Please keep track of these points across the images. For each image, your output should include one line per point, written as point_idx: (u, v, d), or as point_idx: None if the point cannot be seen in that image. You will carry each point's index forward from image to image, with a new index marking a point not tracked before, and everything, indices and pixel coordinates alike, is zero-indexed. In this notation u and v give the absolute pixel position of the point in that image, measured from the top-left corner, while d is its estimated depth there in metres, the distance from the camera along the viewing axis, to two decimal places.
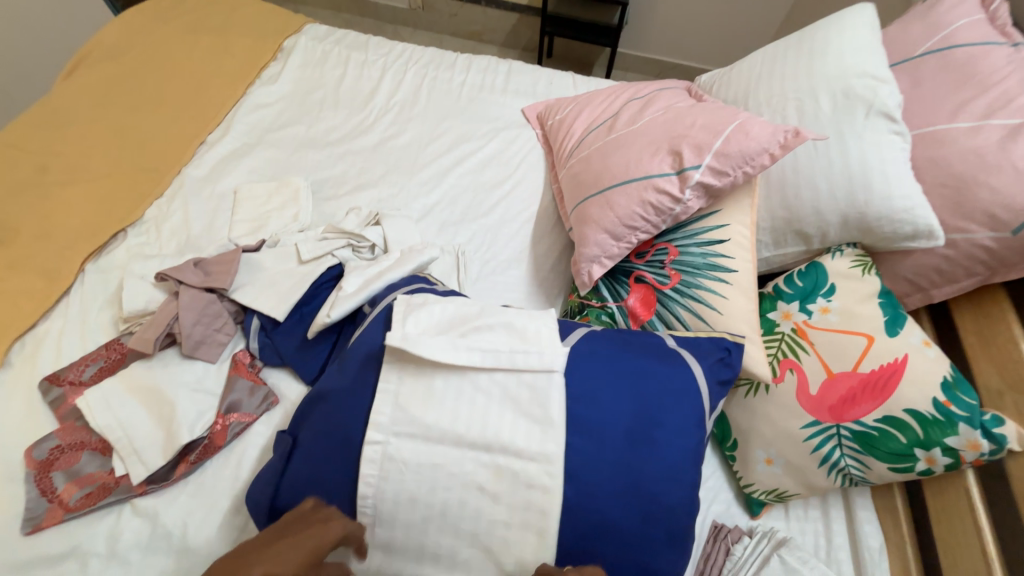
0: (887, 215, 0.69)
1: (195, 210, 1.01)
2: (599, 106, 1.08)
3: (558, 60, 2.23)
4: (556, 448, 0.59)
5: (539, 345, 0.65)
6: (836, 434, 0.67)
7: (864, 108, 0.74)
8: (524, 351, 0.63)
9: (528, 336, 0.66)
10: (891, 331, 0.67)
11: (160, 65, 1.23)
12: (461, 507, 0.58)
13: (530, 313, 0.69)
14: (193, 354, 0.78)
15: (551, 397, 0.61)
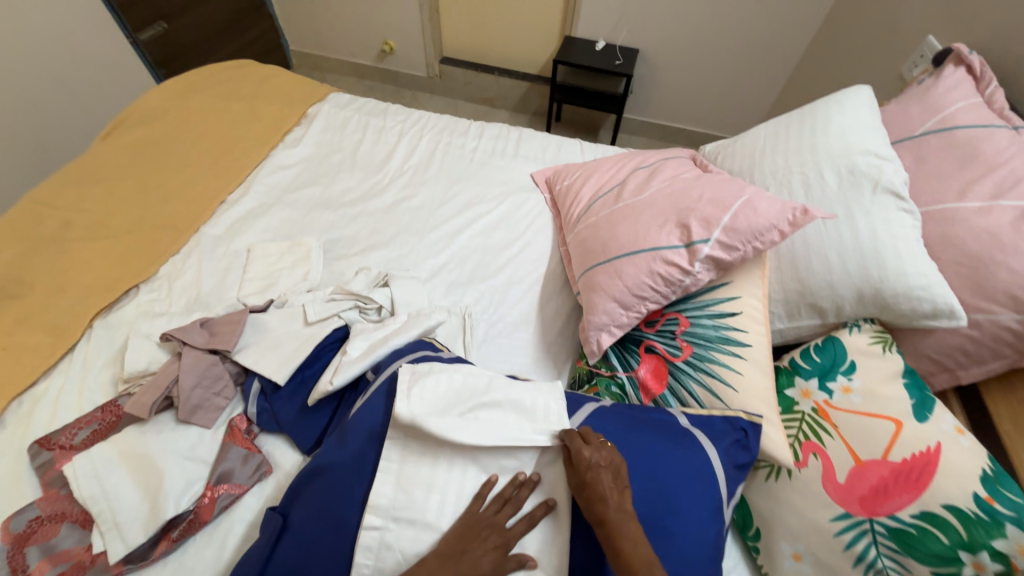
0: (904, 293, 0.68)
1: (208, 268, 1.02)
2: (605, 173, 1.12)
3: (566, 124, 2.34)
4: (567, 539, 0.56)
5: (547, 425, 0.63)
6: (870, 529, 0.60)
7: (871, 185, 0.75)
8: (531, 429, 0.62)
9: (533, 414, 0.64)
10: (920, 417, 0.63)
11: (191, 129, 1.31)
12: None
13: (537, 385, 0.68)
14: (189, 419, 0.75)
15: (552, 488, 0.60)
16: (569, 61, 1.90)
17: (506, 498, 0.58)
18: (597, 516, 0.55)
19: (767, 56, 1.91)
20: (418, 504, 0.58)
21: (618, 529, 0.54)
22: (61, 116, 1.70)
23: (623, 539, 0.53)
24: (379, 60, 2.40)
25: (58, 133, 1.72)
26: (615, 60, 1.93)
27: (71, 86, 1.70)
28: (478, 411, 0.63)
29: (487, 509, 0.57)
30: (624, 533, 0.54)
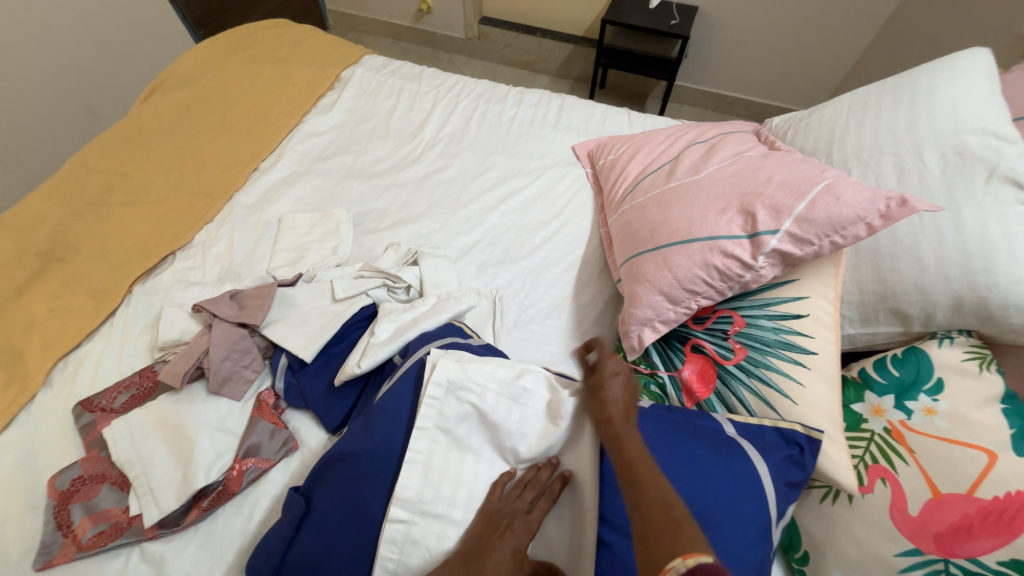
0: (1016, 304, 0.57)
1: (240, 237, 1.01)
2: (656, 148, 1.01)
3: (611, 91, 2.19)
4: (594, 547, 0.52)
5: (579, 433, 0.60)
6: (944, 570, 0.53)
7: (985, 172, 0.63)
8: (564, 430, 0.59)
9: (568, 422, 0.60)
10: (1021, 450, 0.53)
11: (226, 93, 1.28)
12: None
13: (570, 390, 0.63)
14: (219, 390, 0.76)
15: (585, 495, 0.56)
16: (620, 21, 1.74)
17: (525, 487, 0.56)
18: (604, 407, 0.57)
19: (848, 15, 1.68)
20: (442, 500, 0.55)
21: (620, 429, 0.54)
22: (108, 77, 1.72)
23: (621, 435, 0.53)
24: (416, 21, 2.29)
25: (105, 96, 1.74)
26: (671, 19, 1.75)
27: (116, 48, 1.71)
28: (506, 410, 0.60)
29: (506, 500, 0.55)
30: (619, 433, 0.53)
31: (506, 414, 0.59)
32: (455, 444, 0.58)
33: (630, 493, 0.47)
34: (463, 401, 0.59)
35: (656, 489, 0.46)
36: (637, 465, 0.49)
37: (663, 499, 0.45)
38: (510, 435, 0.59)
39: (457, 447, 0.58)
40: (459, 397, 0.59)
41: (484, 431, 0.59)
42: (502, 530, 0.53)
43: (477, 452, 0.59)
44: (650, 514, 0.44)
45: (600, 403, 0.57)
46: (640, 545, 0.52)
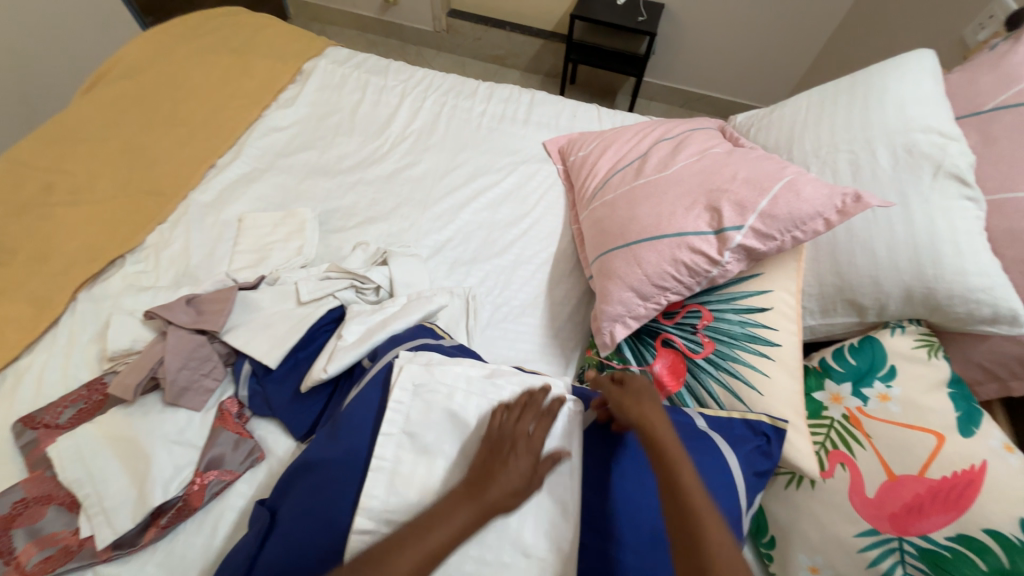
0: (960, 294, 0.60)
1: (196, 239, 0.96)
2: (624, 144, 1.02)
3: (581, 87, 2.19)
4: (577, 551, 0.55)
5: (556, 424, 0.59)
6: (898, 548, 0.56)
7: (931, 168, 0.66)
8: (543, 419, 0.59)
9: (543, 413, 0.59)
10: (965, 431, 0.57)
11: (178, 85, 1.21)
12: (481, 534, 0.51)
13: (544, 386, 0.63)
14: (176, 402, 0.71)
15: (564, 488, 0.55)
16: (588, 17, 1.74)
17: (523, 412, 0.57)
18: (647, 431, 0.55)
19: (805, 15, 1.73)
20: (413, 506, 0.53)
21: (679, 464, 0.51)
22: (45, 67, 1.60)
23: (677, 469, 0.51)
24: (382, 12, 2.23)
25: (43, 87, 1.62)
26: (638, 16, 1.76)
27: (54, 35, 1.59)
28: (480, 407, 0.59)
29: (506, 425, 0.56)
30: (676, 464, 0.51)
31: (477, 411, 0.59)
32: (424, 447, 0.56)
33: (691, 537, 0.46)
34: (431, 403, 0.58)
35: (726, 536, 0.46)
36: (694, 497, 0.48)
37: (733, 552, 0.45)
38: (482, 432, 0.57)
39: (427, 450, 0.56)
40: (427, 399, 0.59)
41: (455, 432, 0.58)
42: (505, 455, 0.53)
43: (448, 453, 0.56)
44: (720, 563, 0.44)
45: (652, 433, 0.55)
46: (619, 544, 0.54)
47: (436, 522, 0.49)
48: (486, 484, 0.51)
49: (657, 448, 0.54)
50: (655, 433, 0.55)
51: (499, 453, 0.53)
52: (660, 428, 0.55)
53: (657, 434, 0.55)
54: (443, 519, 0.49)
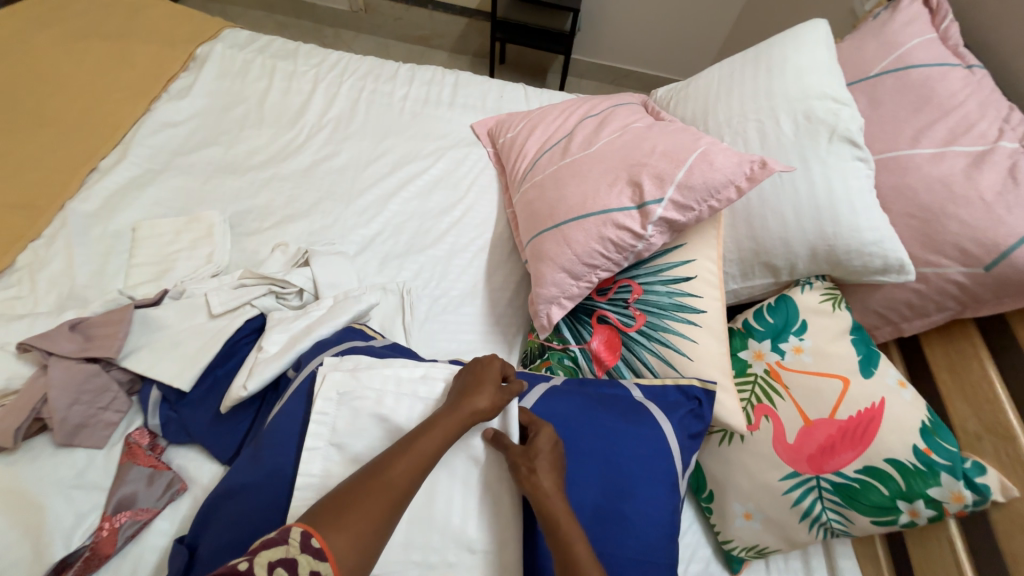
0: (856, 249, 0.66)
1: (81, 253, 0.84)
2: (551, 123, 1.01)
3: (511, 67, 2.15)
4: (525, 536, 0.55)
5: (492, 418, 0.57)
6: (816, 486, 0.63)
7: (827, 133, 0.70)
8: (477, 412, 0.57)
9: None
10: (866, 373, 0.63)
11: (40, 77, 1.04)
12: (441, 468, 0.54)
13: None
14: (69, 442, 0.63)
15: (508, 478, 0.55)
16: None
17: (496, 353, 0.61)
18: (550, 511, 0.50)
19: None
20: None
21: (576, 540, 0.48)
22: None
23: (577, 554, 0.47)
24: None
25: None
26: None
27: None
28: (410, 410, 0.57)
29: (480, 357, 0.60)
30: (569, 543, 0.48)
31: (409, 412, 0.57)
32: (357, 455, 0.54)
33: None
34: (359, 410, 0.56)
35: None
36: None
37: None
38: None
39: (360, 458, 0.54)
40: (354, 405, 0.56)
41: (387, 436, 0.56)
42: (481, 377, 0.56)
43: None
44: None
45: (551, 513, 0.50)
46: None
47: (419, 434, 0.50)
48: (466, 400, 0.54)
49: (552, 523, 0.50)
50: (550, 508, 0.50)
51: (474, 376, 0.57)
52: (557, 501, 0.51)
53: (553, 509, 0.50)
54: (429, 431, 0.50)
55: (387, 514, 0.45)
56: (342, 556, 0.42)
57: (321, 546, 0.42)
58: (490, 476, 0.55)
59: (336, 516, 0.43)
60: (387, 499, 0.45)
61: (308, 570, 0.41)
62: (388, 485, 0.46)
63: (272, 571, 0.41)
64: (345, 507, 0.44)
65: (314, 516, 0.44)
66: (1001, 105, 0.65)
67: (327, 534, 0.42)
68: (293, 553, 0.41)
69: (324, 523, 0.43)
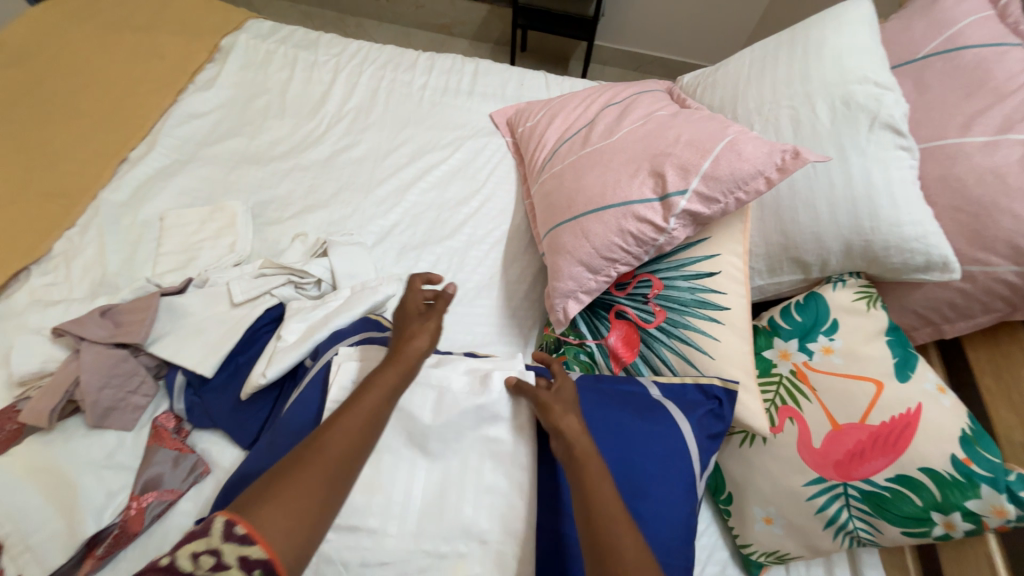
0: (896, 245, 0.61)
1: (112, 241, 0.87)
2: (572, 112, 0.98)
3: (533, 54, 2.11)
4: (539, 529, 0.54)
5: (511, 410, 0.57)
6: (843, 493, 0.60)
7: (868, 120, 0.66)
8: (488, 401, 0.57)
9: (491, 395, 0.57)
10: (901, 377, 0.60)
11: (75, 69, 1.08)
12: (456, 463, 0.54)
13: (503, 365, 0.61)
14: (101, 424, 0.66)
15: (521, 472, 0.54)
16: None
17: (413, 300, 0.63)
18: (575, 447, 0.51)
19: None
20: (358, 508, 0.51)
21: (601, 476, 0.49)
22: None
23: (602, 486, 0.48)
24: None
25: None
26: None
27: None
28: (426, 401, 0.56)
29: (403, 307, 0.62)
30: (598, 476, 0.48)
31: (421, 401, 0.56)
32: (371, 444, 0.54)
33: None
34: None
35: (639, 537, 0.45)
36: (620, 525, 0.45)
37: None
38: (430, 421, 0.55)
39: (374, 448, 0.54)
40: None
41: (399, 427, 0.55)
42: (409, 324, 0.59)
43: (397, 449, 0.54)
44: None
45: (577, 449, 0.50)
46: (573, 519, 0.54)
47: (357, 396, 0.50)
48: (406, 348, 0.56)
49: (579, 457, 0.50)
50: (578, 446, 0.51)
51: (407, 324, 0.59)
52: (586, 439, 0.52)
53: (581, 446, 0.51)
54: (367, 390, 0.51)
55: (333, 472, 0.44)
56: (287, 526, 0.40)
57: (245, 532, 0.39)
58: (503, 468, 0.54)
59: (264, 494, 0.41)
60: (332, 458, 0.45)
61: (237, 557, 0.38)
62: (332, 445, 0.45)
63: (195, 563, 0.38)
64: (284, 481, 0.42)
65: (239, 506, 0.41)
66: None
67: (257, 519, 0.40)
68: (215, 542, 0.38)
69: (258, 502, 0.41)
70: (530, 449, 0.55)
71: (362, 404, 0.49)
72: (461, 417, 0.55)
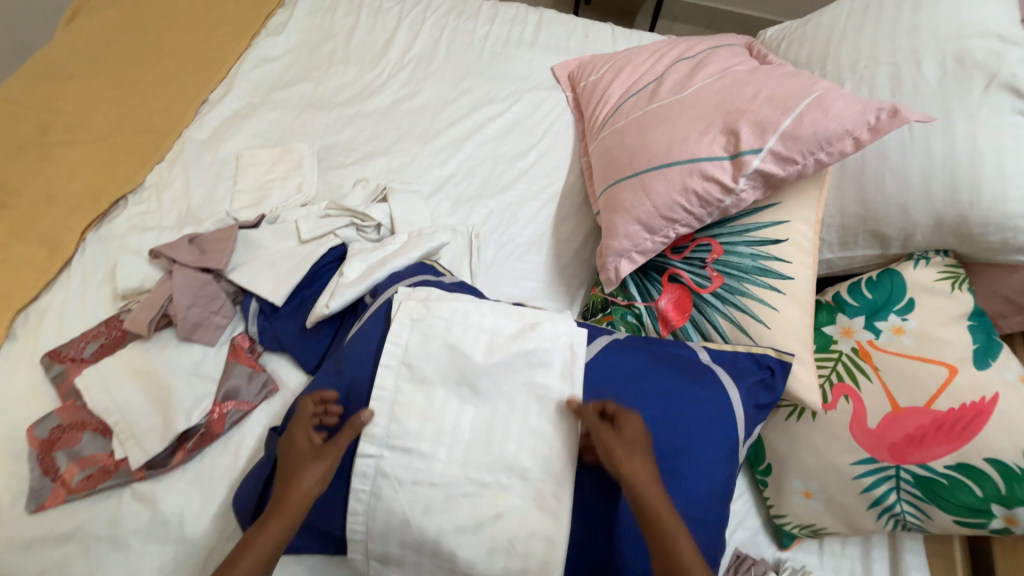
0: (997, 222, 0.56)
1: (195, 177, 0.95)
2: (639, 66, 0.93)
3: (598, 6, 1.99)
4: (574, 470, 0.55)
5: (557, 357, 0.58)
6: (894, 475, 0.58)
7: (984, 80, 0.58)
8: (537, 348, 0.58)
9: (540, 344, 0.59)
10: (980, 364, 0.56)
11: (161, 12, 1.14)
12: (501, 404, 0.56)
13: (553, 315, 0.62)
14: (189, 337, 0.74)
15: (562, 418, 0.56)
16: None
17: (302, 430, 0.57)
18: (643, 502, 0.49)
19: None
20: (412, 434, 0.55)
21: (676, 533, 0.47)
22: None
23: (676, 540, 0.47)
24: None
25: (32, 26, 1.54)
26: None
27: None
28: (478, 343, 0.59)
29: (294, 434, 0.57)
30: (673, 529, 0.47)
31: (474, 342, 0.59)
32: (424, 376, 0.57)
33: None
34: (429, 336, 0.59)
35: None
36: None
37: None
38: (482, 360, 0.58)
39: (428, 380, 0.57)
40: (425, 331, 0.59)
41: (450, 362, 0.58)
42: (302, 459, 0.55)
43: (449, 385, 0.57)
44: None
45: (647, 501, 0.49)
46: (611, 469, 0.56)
47: (235, 553, 0.49)
48: (297, 489, 0.53)
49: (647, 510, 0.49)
50: (646, 497, 0.49)
51: (298, 459, 0.55)
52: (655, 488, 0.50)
53: (650, 500, 0.49)
54: (250, 543, 0.50)
55: None
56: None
57: None
58: (549, 412, 0.56)
59: None
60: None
61: None
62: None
63: None
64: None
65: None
66: None
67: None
68: None
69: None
70: (575, 397, 0.56)
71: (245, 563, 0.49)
72: (510, 361, 0.58)
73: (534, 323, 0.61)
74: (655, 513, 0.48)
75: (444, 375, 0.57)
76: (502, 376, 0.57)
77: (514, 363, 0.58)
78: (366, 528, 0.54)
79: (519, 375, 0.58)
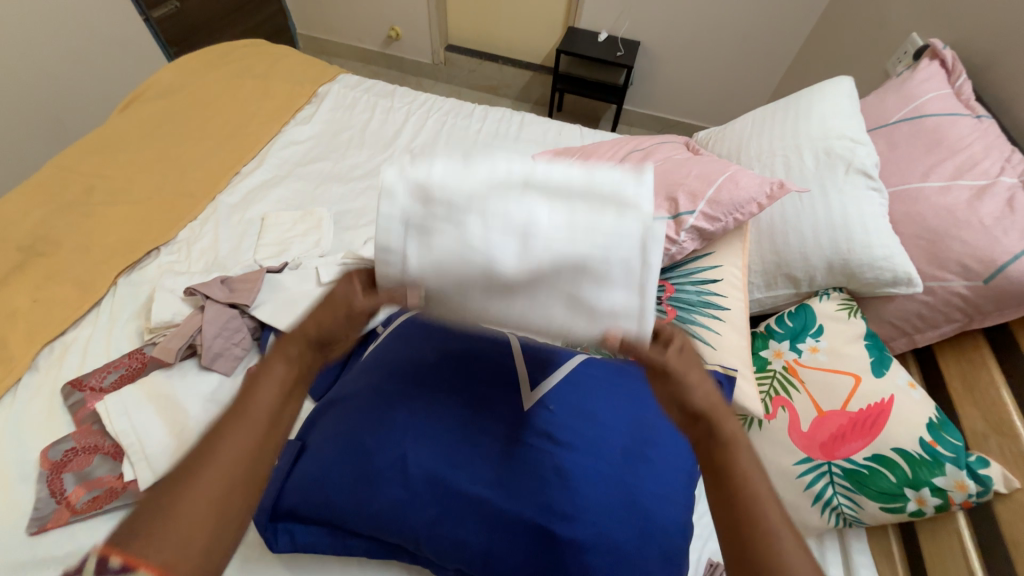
0: (869, 262, 0.75)
1: (224, 233, 1.09)
2: (602, 155, 1.18)
3: (567, 113, 2.41)
4: (558, 449, 0.62)
5: (609, 243, 0.46)
6: (827, 471, 0.69)
7: (844, 166, 0.81)
8: (594, 240, 0.45)
9: (608, 218, 0.46)
10: (876, 372, 0.70)
11: (206, 103, 1.36)
12: (495, 402, 0.66)
13: (611, 181, 0.48)
14: (211, 364, 0.82)
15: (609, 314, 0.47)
16: (572, 51, 1.95)
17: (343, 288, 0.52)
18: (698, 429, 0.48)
19: (762, 53, 1.97)
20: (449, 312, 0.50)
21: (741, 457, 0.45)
22: (82, 90, 1.75)
23: (734, 451, 0.45)
24: (385, 46, 2.44)
25: (72, 111, 1.75)
26: (617, 51, 1.99)
27: (88, 59, 1.73)
28: (508, 227, 0.46)
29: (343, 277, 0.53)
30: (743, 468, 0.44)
31: (506, 219, 0.46)
32: (474, 240, 0.46)
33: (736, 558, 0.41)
34: (440, 215, 0.47)
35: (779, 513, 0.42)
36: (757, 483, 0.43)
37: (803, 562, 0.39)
38: (517, 244, 0.45)
39: (478, 245, 0.46)
40: (428, 212, 0.47)
41: (472, 241, 0.46)
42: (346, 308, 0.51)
43: (473, 289, 0.47)
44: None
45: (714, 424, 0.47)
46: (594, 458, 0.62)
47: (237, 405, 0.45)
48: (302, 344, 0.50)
49: (720, 476, 0.44)
50: (715, 419, 0.47)
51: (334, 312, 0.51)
52: (740, 450, 0.45)
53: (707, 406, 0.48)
54: (256, 384, 0.47)
55: (224, 502, 0.41)
56: (170, 562, 0.37)
57: (119, 565, 0.37)
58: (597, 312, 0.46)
59: (145, 528, 0.38)
60: (215, 492, 0.41)
61: None
62: (216, 475, 0.41)
63: None
64: (161, 516, 0.39)
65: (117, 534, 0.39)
66: (1005, 148, 0.74)
67: (138, 547, 0.37)
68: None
69: (130, 540, 0.38)
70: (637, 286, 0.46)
71: (257, 402, 0.46)
72: (577, 241, 0.45)
73: (587, 201, 0.47)
74: (720, 428, 0.46)
75: (467, 258, 0.46)
76: (539, 264, 0.45)
77: (558, 247, 0.45)
78: (375, 510, 0.60)
79: (567, 266, 0.46)
